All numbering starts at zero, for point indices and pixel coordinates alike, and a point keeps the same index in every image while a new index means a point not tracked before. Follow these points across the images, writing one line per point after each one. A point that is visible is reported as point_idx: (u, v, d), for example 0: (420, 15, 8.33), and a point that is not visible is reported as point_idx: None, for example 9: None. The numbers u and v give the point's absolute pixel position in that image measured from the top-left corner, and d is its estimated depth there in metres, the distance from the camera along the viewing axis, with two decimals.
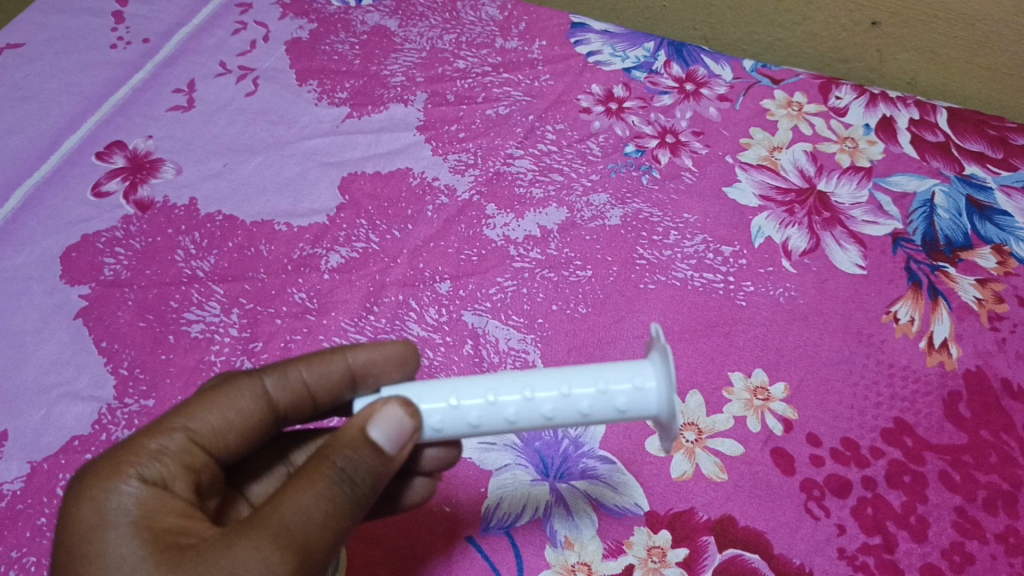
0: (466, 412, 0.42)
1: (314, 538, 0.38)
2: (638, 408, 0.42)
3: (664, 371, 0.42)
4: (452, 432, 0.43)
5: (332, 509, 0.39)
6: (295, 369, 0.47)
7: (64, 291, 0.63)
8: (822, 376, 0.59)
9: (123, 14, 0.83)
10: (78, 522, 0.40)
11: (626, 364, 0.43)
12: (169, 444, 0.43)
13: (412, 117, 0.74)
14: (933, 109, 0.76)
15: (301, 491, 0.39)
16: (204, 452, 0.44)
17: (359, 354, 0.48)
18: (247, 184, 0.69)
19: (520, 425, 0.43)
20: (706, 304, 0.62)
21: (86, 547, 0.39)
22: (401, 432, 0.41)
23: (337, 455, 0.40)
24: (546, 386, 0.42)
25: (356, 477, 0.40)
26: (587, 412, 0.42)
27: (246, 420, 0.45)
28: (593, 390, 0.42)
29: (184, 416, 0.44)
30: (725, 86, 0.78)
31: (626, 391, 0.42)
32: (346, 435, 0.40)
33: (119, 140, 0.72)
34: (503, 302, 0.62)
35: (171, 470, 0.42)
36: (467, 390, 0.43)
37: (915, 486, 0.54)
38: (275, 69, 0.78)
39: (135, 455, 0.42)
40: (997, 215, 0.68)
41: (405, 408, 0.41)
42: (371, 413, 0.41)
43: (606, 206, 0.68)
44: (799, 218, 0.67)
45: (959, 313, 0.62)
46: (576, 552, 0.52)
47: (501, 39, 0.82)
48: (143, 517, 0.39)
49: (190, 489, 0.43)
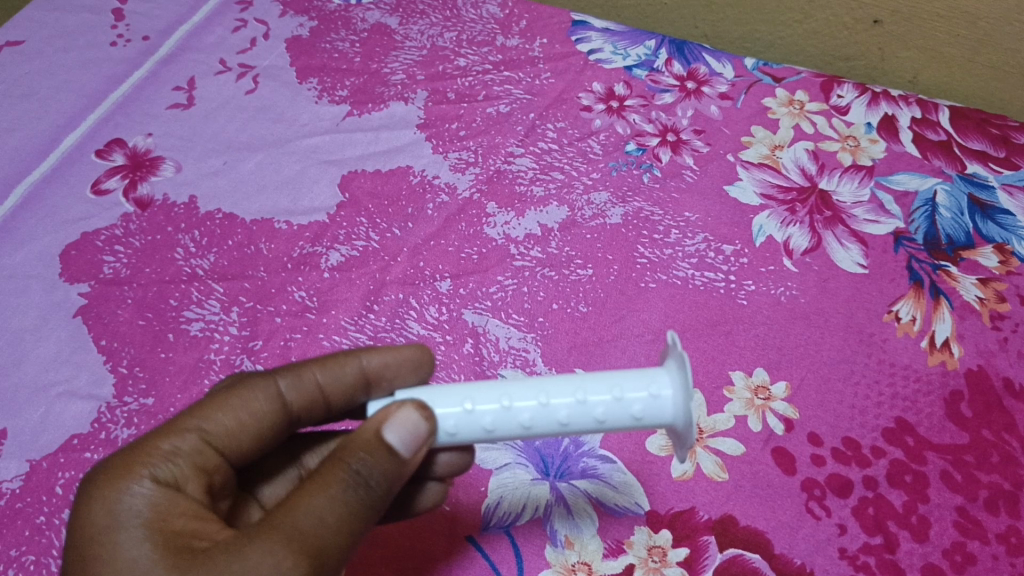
0: (481, 418, 0.42)
1: (326, 542, 0.38)
2: (654, 416, 0.42)
3: (680, 379, 0.42)
4: (467, 436, 0.43)
5: (345, 512, 0.39)
6: (309, 372, 0.47)
7: (63, 289, 0.63)
8: (823, 376, 0.59)
9: (123, 11, 0.82)
10: (90, 522, 0.39)
11: (643, 372, 0.43)
12: (182, 444, 0.42)
13: (412, 115, 0.74)
14: (934, 108, 0.75)
15: (315, 493, 0.38)
16: (217, 454, 0.44)
17: (372, 357, 0.48)
18: (247, 182, 0.69)
19: (535, 430, 0.43)
20: (707, 303, 0.62)
21: (96, 548, 0.39)
22: (416, 436, 0.41)
23: (352, 458, 0.40)
24: (561, 393, 0.42)
25: (370, 481, 0.40)
26: (603, 419, 0.42)
27: (259, 423, 0.45)
28: (608, 397, 0.42)
29: (196, 417, 0.43)
30: (727, 84, 0.78)
31: (642, 399, 0.42)
32: (360, 439, 0.40)
33: (119, 138, 0.72)
34: (504, 301, 0.62)
35: (183, 471, 0.42)
36: (483, 395, 0.42)
37: (916, 486, 0.54)
38: (275, 67, 0.78)
39: (147, 456, 0.41)
40: (999, 213, 0.68)
41: (420, 412, 0.41)
42: (385, 416, 0.41)
43: (607, 204, 0.68)
44: (801, 217, 0.67)
45: (960, 312, 0.62)
46: (577, 551, 0.52)
47: (501, 37, 0.82)
48: (154, 519, 0.39)
49: (202, 491, 0.43)
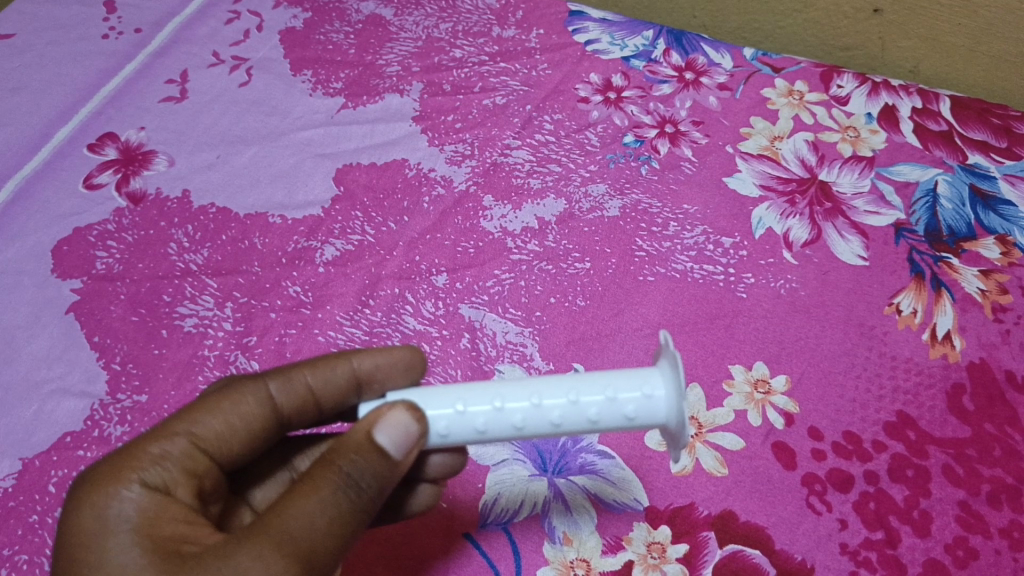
0: (474, 418, 0.42)
1: (318, 545, 0.37)
2: (648, 415, 0.41)
3: (674, 378, 0.41)
4: (459, 437, 0.42)
5: (337, 515, 0.38)
6: (300, 374, 0.46)
7: (56, 285, 0.62)
8: (824, 370, 0.58)
9: (114, 4, 0.81)
10: (79, 527, 0.39)
11: (636, 371, 0.42)
12: (171, 448, 0.42)
13: (408, 107, 0.73)
14: (935, 97, 0.74)
15: (306, 496, 0.38)
16: (207, 458, 0.43)
17: (364, 359, 0.47)
18: (241, 176, 0.68)
19: (528, 431, 0.42)
20: (707, 296, 0.61)
21: (86, 554, 0.38)
22: (407, 436, 0.40)
23: (343, 461, 0.39)
24: (553, 394, 0.42)
25: (362, 483, 0.39)
26: (596, 419, 0.42)
27: (249, 426, 0.44)
28: (601, 398, 0.41)
29: (186, 420, 0.43)
30: (726, 74, 0.77)
31: (635, 399, 0.41)
32: (352, 440, 0.40)
33: (111, 132, 0.71)
34: (501, 295, 0.62)
35: (173, 475, 0.41)
36: (475, 396, 0.42)
37: (918, 481, 0.53)
38: (269, 59, 0.77)
39: (136, 460, 0.41)
40: (1001, 204, 0.67)
41: (412, 413, 0.41)
42: (377, 417, 0.40)
43: (605, 196, 0.67)
44: (801, 209, 0.66)
45: (962, 304, 0.61)
46: (575, 548, 0.51)
47: (497, 27, 0.81)
48: (144, 525, 0.39)
49: (192, 495, 0.42)
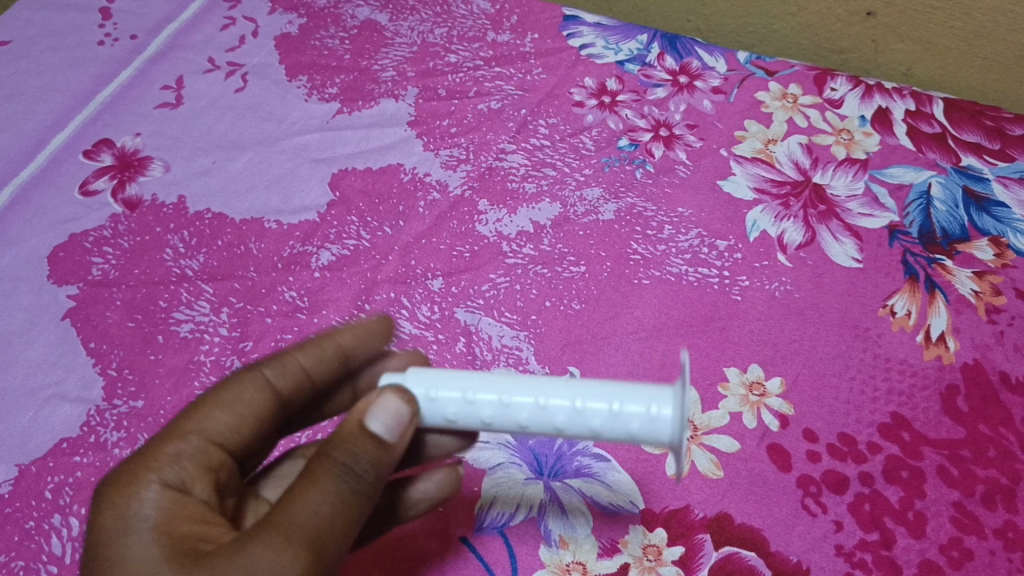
0: (479, 410, 0.42)
1: (325, 533, 0.38)
2: (651, 435, 0.40)
3: (681, 401, 0.40)
4: (464, 424, 0.42)
5: (339, 504, 0.38)
6: (291, 356, 0.47)
7: (52, 291, 0.62)
8: (818, 372, 0.58)
9: (110, 10, 0.82)
10: (101, 530, 0.39)
11: (648, 386, 0.41)
12: (185, 447, 0.42)
13: (403, 112, 0.73)
14: (928, 100, 0.75)
15: (311, 489, 0.38)
16: (220, 454, 0.44)
17: (347, 335, 0.49)
18: (237, 182, 0.69)
19: (531, 430, 0.42)
20: (701, 299, 0.62)
21: (105, 555, 0.38)
22: (399, 419, 0.40)
23: (336, 454, 0.39)
24: (561, 396, 0.41)
25: (358, 470, 0.39)
26: (598, 430, 0.41)
27: (252, 411, 0.45)
28: (606, 409, 0.41)
29: (196, 419, 0.43)
30: (720, 78, 0.77)
31: (640, 417, 0.40)
32: (345, 432, 0.40)
33: (107, 138, 0.71)
34: (496, 299, 0.62)
35: (190, 471, 0.42)
36: (484, 386, 0.42)
37: (913, 482, 0.53)
38: (265, 64, 0.77)
39: (154, 461, 0.41)
40: (994, 206, 0.67)
41: (400, 396, 0.40)
42: (368, 404, 0.40)
43: (600, 200, 0.67)
44: (795, 211, 0.67)
45: (956, 305, 0.61)
46: (571, 551, 0.51)
47: (492, 32, 0.81)
48: (162, 522, 0.39)
49: (209, 490, 0.42)
